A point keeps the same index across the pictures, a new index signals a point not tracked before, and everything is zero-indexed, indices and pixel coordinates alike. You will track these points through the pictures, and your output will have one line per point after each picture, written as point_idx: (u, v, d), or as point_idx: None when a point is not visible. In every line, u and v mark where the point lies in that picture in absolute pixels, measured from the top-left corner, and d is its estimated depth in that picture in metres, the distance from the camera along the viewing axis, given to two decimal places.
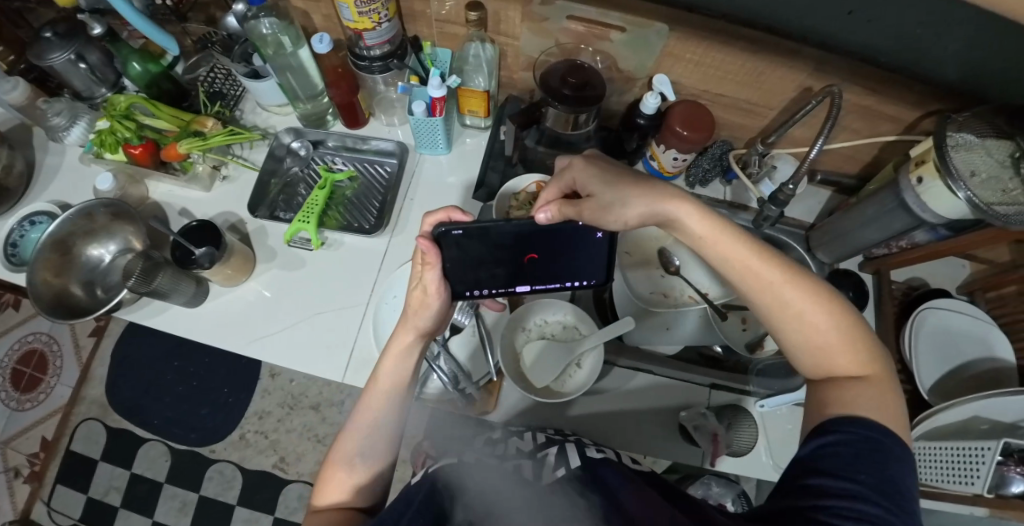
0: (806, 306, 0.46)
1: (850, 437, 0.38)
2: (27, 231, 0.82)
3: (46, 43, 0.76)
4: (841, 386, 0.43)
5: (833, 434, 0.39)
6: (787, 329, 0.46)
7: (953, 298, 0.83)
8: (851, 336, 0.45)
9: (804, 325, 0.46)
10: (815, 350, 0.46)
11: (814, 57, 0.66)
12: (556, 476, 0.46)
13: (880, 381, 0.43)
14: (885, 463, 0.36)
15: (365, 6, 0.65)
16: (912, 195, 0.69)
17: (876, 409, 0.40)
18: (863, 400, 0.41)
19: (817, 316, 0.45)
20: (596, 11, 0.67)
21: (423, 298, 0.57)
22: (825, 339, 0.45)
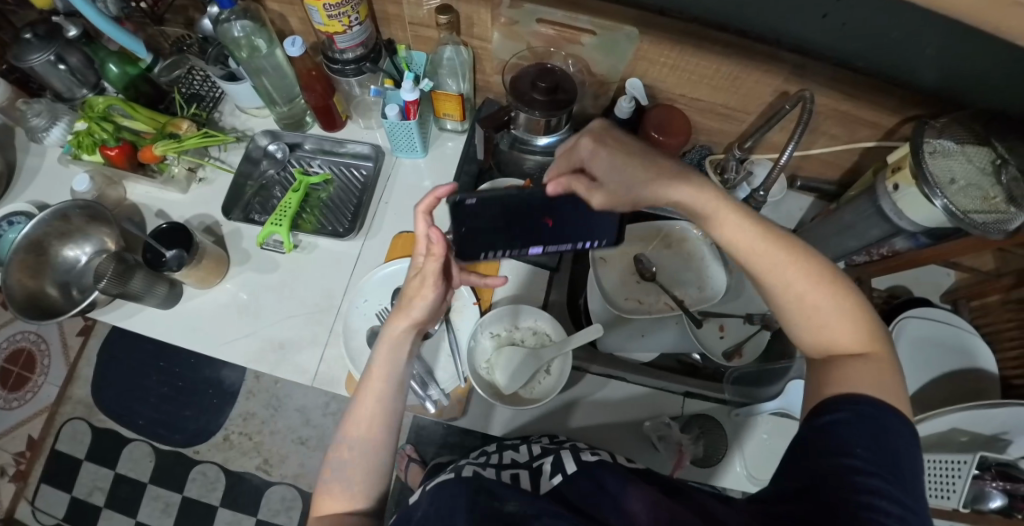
0: (806, 279, 0.42)
1: (856, 414, 0.36)
2: (4, 231, 0.82)
3: (25, 44, 0.76)
4: (840, 364, 0.40)
5: (841, 415, 0.37)
6: (786, 303, 0.43)
7: (934, 307, 0.82)
8: (854, 311, 0.41)
9: (806, 299, 0.42)
10: (814, 326, 0.42)
11: (791, 62, 0.65)
12: (552, 485, 0.43)
13: (881, 357, 0.40)
14: (889, 439, 0.35)
15: (334, 9, 0.65)
16: (889, 203, 0.68)
17: (875, 387, 0.38)
18: (861, 380, 0.38)
19: (819, 287, 0.42)
20: (566, 15, 0.68)
21: (419, 286, 0.52)
22: (823, 312, 0.41)
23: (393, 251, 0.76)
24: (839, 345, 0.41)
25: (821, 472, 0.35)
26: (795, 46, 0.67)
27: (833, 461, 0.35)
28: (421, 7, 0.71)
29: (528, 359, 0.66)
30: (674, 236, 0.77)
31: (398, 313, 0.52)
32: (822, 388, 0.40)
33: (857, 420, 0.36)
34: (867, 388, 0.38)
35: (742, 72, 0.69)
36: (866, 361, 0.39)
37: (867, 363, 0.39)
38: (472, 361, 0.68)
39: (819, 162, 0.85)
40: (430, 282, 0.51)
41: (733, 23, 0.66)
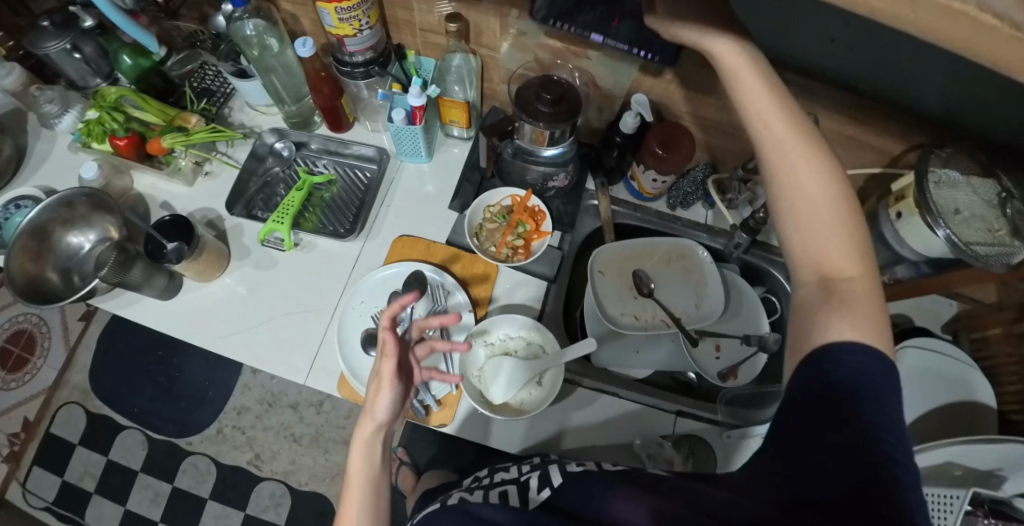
0: (829, 202, 0.40)
1: (851, 362, 0.33)
2: (11, 214, 0.83)
3: (41, 32, 0.77)
4: (836, 296, 0.37)
5: (830, 369, 0.34)
6: (797, 227, 0.40)
7: (934, 337, 0.81)
8: (852, 230, 0.39)
9: (818, 223, 0.40)
10: (807, 232, 0.40)
11: (798, 84, 0.69)
12: (540, 500, 0.46)
13: (863, 281, 0.38)
14: (883, 388, 0.33)
15: (344, 12, 0.66)
16: (891, 230, 0.69)
17: (863, 329, 0.35)
18: (851, 318, 0.36)
19: (833, 214, 0.40)
20: (571, 31, 0.65)
21: (377, 387, 0.51)
22: (833, 243, 0.39)
23: (391, 254, 0.77)
24: (839, 277, 0.38)
25: (848, 464, 0.32)
26: (802, 68, 0.68)
27: (853, 444, 0.32)
28: (431, 13, 0.72)
29: (520, 369, 0.66)
30: (674, 252, 0.78)
31: (363, 415, 0.51)
32: (810, 320, 0.37)
33: (848, 369, 0.33)
34: (855, 328, 0.35)
35: None
36: (861, 299, 0.37)
37: (861, 300, 0.37)
38: (465, 367, 0.69)
39: None
40: (386, 384, 0.50)
41: None
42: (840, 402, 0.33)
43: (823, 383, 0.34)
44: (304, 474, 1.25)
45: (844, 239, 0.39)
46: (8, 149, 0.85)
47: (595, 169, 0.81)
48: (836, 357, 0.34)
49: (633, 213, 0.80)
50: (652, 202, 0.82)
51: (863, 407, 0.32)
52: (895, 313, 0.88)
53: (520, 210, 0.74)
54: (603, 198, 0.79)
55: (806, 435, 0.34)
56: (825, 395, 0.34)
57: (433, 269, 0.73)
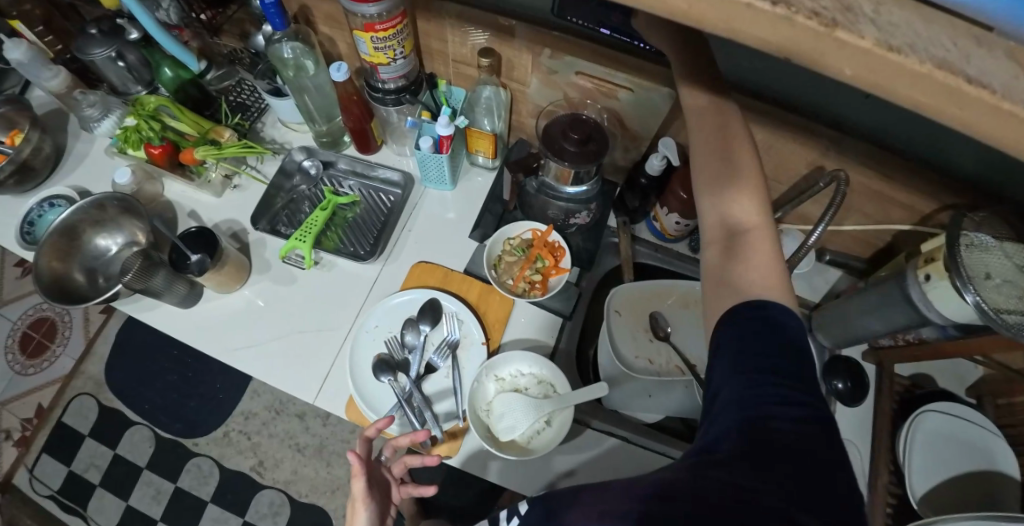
0: (738, 176, 0.52)
1: (760, 318, 0.43)
2: (44, 212, 0.85)
3: (89, 39, 0.79)
4: (745, 255, 0.49)
5: (761, 324, 0.43)
6: (716, 196, 0.52)
7: (957, 402, 0.78)
8: (758, 199, 0.51)
9: (732, 191, 0.52)
10: (718, 202, 0.52)
11: (827, 136, 0.65)
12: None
13: (761, 240, 0.50)
14: (788, 333, 0.43)
15: (381, 42, 0.67)
16: (917, 291, 0.64)
17: (767, 279, 0.47)
18: (756, 271, 0.47)
19: (747, 184, 0.51)
20: (603, 71, 0.66)
21: (353, 505, 0.62)
22: (744, 208, 0.51)
23: (408, 280, 0.77)
24: (749, 236, 0.50)
25: (810, 445, 0.37)
26: (834, 121, 0.67)
27: (812, 426, 0.38)
28: (464, 45, 0.73)
29: (530, 408, 0.65)
30: (691, 296, 0.77)
31: None
32: (727, 273, 0.49)
33: (775, 326, 0.43)
34: (762, 278, 0.47)
35: (775, 140, 0.70)
36: (767, 255, 0.48)
37: (768, 256, 0.48)
38: (474, 402, 0.68)
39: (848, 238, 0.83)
40: (359, 505, 0.62)
41: (769, 92, 0.67)
42: (788, 368, 0.40)
43: (753, 333, 0.43)
44: (305, 485, 1.26)
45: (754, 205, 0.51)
46: (48, 148, 0.87)
47: (618, 207, 0.81)
48: (761, 311, 0.44)
49: (654, 253, 0.80)
50: (674, 244, 0.82)
51: (806, 383, 0.41)
52: (916, 373, 0.85)
53: (540, 245, 0.74)
54: (623, 237, 0.78)
55: (775, 414, 0.38)
56: (777, 359, 0.41)
57: (449, 298, 0.75)
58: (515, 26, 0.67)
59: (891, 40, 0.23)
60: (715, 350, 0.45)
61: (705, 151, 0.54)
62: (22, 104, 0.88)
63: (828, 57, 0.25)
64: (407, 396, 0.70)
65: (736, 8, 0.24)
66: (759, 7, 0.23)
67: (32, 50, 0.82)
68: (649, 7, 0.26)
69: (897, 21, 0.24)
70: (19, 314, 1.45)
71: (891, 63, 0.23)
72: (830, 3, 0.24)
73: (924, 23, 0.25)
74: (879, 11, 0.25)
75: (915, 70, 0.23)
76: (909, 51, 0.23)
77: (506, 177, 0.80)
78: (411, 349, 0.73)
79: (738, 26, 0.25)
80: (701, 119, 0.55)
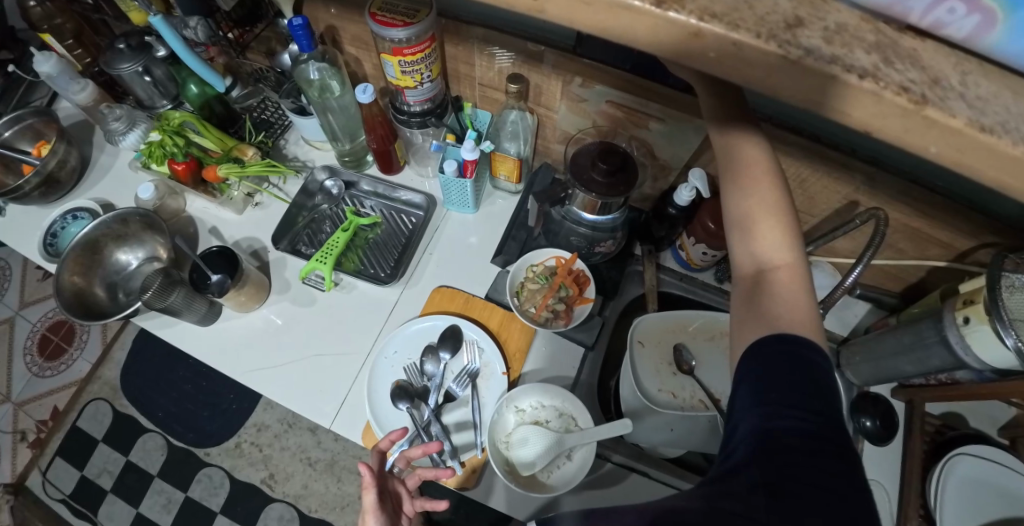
0: (767, 204, 0.48)
1: (781, 356, 0.41)
2: (68, 224, 0.85)
3: (117, 53, 0.80)
4: (772, 289, 0.47)
5: (782, 356, 0.41)
6: (742, 227, 0.50)
7: (989, 445, 0.72)
8: (788, 230, 0.48)
9: (760, 222, 0.49)
10: (745, 231, 0.50)
11: (864, 172, 0.63)
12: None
13: (790, 274, 0.47)
14: (818, 375, 0.40)
15: (408, 66, 0.67)
16: (954, 333, 0.61)
17: (797, 316, 0.44)
18: (785, 306, 0.45)
19: (777, 216, 0.48)
20: (634, 100, 0.65)
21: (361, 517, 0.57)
22: (773, 242, 0.48)
23: (428, 306, 0.78)
24: (776, 271, 0.48)
25: (829, 480, 0.35)
26: (873, 157, 0.64)
27: (834, 463, 0.36)
28: (491, 69, 0.72)
29: (551, 443, 0.64)
30: (715, 327, 0.75)
31: None
32: (755, 307, 0.46)
33: (798, 359, 0.41)
34: (789, 316, 0.44)
35: (810, 174, 0.67)
36: (796, 291, 0.46)
37: (796, 292, 0.46)
38: (494, 433, 0.67)
39: (880, 272, 0.80)
40: (369, 514, 0.56)
41: (806, 128, 0.65)
42: (808, 401, 0.38)
43: (774, 367, 0.41)
44: (314, 500, 1.25)
45: (783, 239, 0.48)
46: (73, 160, 0.88)
47: (643, 236, 0.81)
48: (784, 344, 0.41)
49: (679, 282, 0.79)
50: (698, 273, 0.81)
51: (827, 415, 0.38)
52: (947, 413, 0.80)
53: (564, 274, 0.73)
54: (649, 266, 0.78)
55: (793, 448, 0.36)
56: (797, 392, 0.39)
57: (470, 326, 0.75)
58: (544, 52, 0.65)
59: (983, 118, 0.20)
60: (736, 380, 0.44)
61: (730, 177, 0.50)
62: (51, 117, 0.88)
63: (911, 136, 0.22)
64: (424, 424, 0.70)
65: (819, 79, 0.22)
66: (846, 80, 0.21)
67: (62, 64, 0.82)
68: (717, 72, 0.24)
69: (986, 93, 0.21)
70: (40, 316, 1.47)
71: (981, 145, 0.20)
72: (918, 75, 0.21)
73: (1011, 95, 0.21)
74: (966, 82, 0.21)
75: (1006, 153, 0.20)
76: (1001, 131, 0.20)
77: (532, 203, 0.81)
78: (429, 377, 0.73)
79: (820, 98, 0.23)
80: (727, 142, 0.52)
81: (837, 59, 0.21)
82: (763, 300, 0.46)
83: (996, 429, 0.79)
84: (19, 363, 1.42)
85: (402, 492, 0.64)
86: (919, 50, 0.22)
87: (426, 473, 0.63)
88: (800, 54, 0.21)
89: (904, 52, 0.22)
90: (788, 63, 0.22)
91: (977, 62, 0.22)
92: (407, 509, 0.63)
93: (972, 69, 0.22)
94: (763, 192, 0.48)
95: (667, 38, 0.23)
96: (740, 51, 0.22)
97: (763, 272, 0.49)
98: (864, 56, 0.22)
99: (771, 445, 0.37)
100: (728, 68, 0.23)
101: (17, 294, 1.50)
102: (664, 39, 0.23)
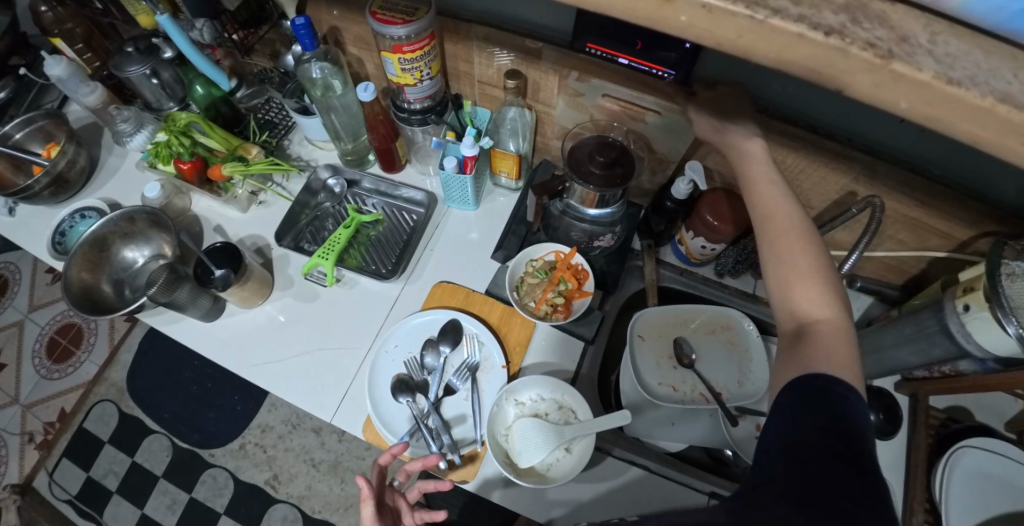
0: (803, 249, 0.49)
1: (805, 385, 0.41)
2: (76, 223, 0.87)
3: (126, 57, 0.81)
4: (814, 339, 0.46)
5: (811, 390, 0.41)
6: (783, 276, 0.50)
7: (1000, 440, 0.71)
8: (823, 279, 0.49)
9: (797, 280, 0.49)
10: (785, 278, 0.50)
11: (862, 161, 0.63)
12: None
13: (830, 326, 0.47)
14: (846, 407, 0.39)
15: (408, 63, 0.68)
16: (955, 323, 0.61)
17: (835, 357, 0.43)
18: (824, 350, 0.44)
19: (813, 276, 0.49)
20: (631, 94, 0.66)
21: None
22: (810, 297, 0.49)
23: (429, 301, 0.79)
24: (816, 323, 0.47)
25: (852, 489, 0.34)
26: (868, 146, 0.65)
27: (857, 472, 0.35)
28: (490, 66, 0.74)
29: (548, 435, 0.64)
30: (717, 321, 0.75)
31: None
32: (793, 355, 0.45)
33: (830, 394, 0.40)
34: (830, 359, 0.43)
35: (807, 164, 0.68)
36: (840, 346, 0.45)
37: (840, 347, 0.44)
38: (493, 425, 0.67)
39: (880, 264, 0.81)
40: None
41: (802, 117, 0.65)
42: (831, 426, 0.38)
43: (804, 399, 0.41)
44: (318, 501, 1.25)
45: (822, 295, 0.48)
46: (82, 161, 0.89)
47: (642, 230, 0.81)
48: (818, 380, 0.41)
49: (679, 277, 0.79)
50: (699, 267, 0.82)
51: (849, 433, 0.37)
52: (952, 407, 0.79)
53: (563, 268, 0.73)
54: (648, 260, 0.78)
55: (814, 460, 0.36)
56: (818, 417, 0.39)
57: (470, 320, 0.76)
58: (542, 49, 0.66)
59: (951, 72, 0.23)
60: (770, 417, 0.43)
61: (763, 231, 0.52)
62: (61, 119, 0.90)
63: (882, 91, 0.24)
64: (424, 418, 0.70)
65: (786, 38, 0.24)
66: (813, 37, 0.23)
67: (72, 67, 0.84)
68: (694, 36, 0.26)
69: (956, 51, 0.23)
70: (49, 318, 1.49)
71: (948, 96, 0.23)
72: (885, 33, 0.23)
73: (982, 53, 0.24)
74: (935, 41, 0.24)
75: (976, 104, 0.22)
76: (969, 84, 0.22)
77: (530, 198, 0.81)
78: (429, 371, 0.73)
79: (791, 57, 0.24)
80: (755, 192, 0.54)
81: (805, 18, 0.23)
82: (804, 347, 0.45)
83: (1004, 423, 0.77)
84: (28, 366, 1.44)
85: (402, 507, 0.66)
86: (889, 13, 0.24)
87: (427, 484, 0.64)
88: (767, 14, 0.23)
89: (873, 13, 0.24)
90: (755, 23, 0.23)
91: (947, 24, 0.25)
92: (407, 521, 0.65)
93: (941, 30, 0.24)
94: (799, 250, 0.49)
95: (641, 6, 0.25)
96: (710, 13, 0.24)
97: (803, 325, 0.48)
98: (831, 15, 0.23)
99: (800, 460, 0.37)
100: (700, 31, 0.25)
101: (26, 297, 1.52)
102: (638, 7, 0.25)
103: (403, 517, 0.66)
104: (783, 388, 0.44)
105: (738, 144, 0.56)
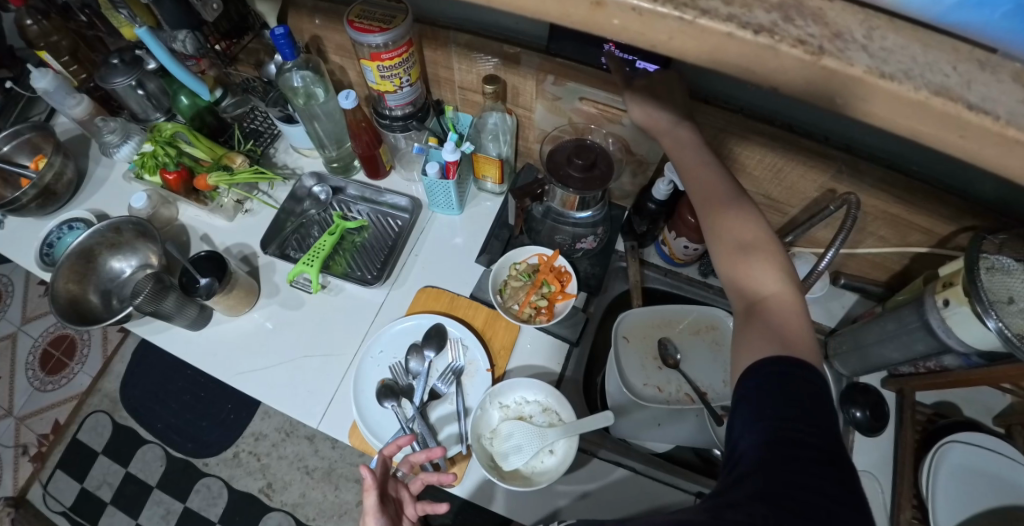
0: (744, 227, 0.51)
1: (772, 373, 0.41)
2: (63, 235, 0.87)
3: (111, 68, 0.82)
4: (766, 316, 0.47)
5: (781, 378, 0.40)
6: (733, 256, 0.50)
7: (984, 434, 0.71)
8: (768, 253, 0.50)
9: (744, 259, 0.50)
10: (732, 257, 0.50)
11: (840, 160, 0.64)
12: None
13: (778, 298, 0.48)
14: (807, 388, 0.39)
15: (387, 71, 0.69)
16: (936, 318, 0.61)
17: (798, 341, 0.44)
18: (784, 330, 0.45)
19: (761, 252, 0.50)
20: (607, 97, 0.67)
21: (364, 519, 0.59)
22: (760, 274, 0.49)
23: (414, 305, 0.79)
24: (769, 300, 0.48)
25: (829, 486, 0.35)
26: (845, 144, 0.65)
27: (830, 469, 0.36)
28: (471, 72, 0.74)
29: (532, 437, 0.64)
30: (703, 322, 0.75)
31: None
32: (746, 334, 0.46)
33: (799, 381, 0.40)
34: (794, 340, 0.44)
35: (785, 163, 0.68)
36: (794, 322, 0.46)
37: (794, 323, 0.46)
38: (478, 428, 0.67)
39: (864, 261, 0.81)
40: (372, 516, 0.58)
41: (779, 117, 0.65)
42: (809, 417, 0.38)
43: (765, 387, 0.40)
44: (312, 509, 1.25)
45: (772, 269, 0.49)
46: (69, 173, 0.90)
47: (626, 232, 0.82)
48: (786, 367, 0.41)
49: (663, 278, 0.80)
50: (683, 268, 0.82)
51: (818, 423, 0.38)
52: (939, 402, 0.79)
53: (546, 271, 0.74)
54: (633, 262, 0.78)
55: (795, 457, 0.36)
56: (787, 405, 0.38)
57: (454, 324, 0.76)
58: (521, 54, 0.67)
59: (884, 66, 0.23)
60: (733, 405, 0.43)
61: (709, 215, 0.52)
62: (47, 131, 0.91)
63: (819, 87, 0.25)
64: (411, 422, 0.70)
65: (718, 38, 0.24)
66: (742, 36, 0.24)
67: (58, 79, 0.85)
68: (629, 39, 0.26)
69: (892, 45, 0.24)
70: (41, 331, 1.49)
71: (881, 90, 0.23)
72: (818, 30, 0.24)
73: (920, 46, 0.24)
74: (872, 36, 0.24)
75: (911, 98, 0.23)
76: (903, 78, 0.23)
77: (511, 202, 0.81)
78: (415, 376, 0.74)
79: (725, 56, 0.25)
80: (697, 176, 0.55)
81: (734, 17, 0.24)
82: (761, 326, 0.46)
83: (991, 417, 0.77)
84: (21, 378, 1.44)
85: (404, 498, 0.66)
86: (825, 10, 0.25)
87: (427, 477, 0.64)
88: (696, 14, 0.24)
89: (808, 11, 0.25)
90: (685, 23, 0.24)
91: (887, 18, 0.25)
92: (409, 512, 0.65)
93: (880, 25, 0.25)
94: (740, 230, 0.51)
95: (576, 10, 0.26)
96: (641, 16, 0.24)
97: (755, 303, 0.49)
98: (763, 14, 0.24)
99: (777, 453, 0.36)
100: (636, 33, 0.26)
101: (20, 310, 1.52)
102: (575, 11, 0.26)
103: (404, 507, 0.66)
104: (743, 372, 0.43)
105: (685, 137, 0.57)
